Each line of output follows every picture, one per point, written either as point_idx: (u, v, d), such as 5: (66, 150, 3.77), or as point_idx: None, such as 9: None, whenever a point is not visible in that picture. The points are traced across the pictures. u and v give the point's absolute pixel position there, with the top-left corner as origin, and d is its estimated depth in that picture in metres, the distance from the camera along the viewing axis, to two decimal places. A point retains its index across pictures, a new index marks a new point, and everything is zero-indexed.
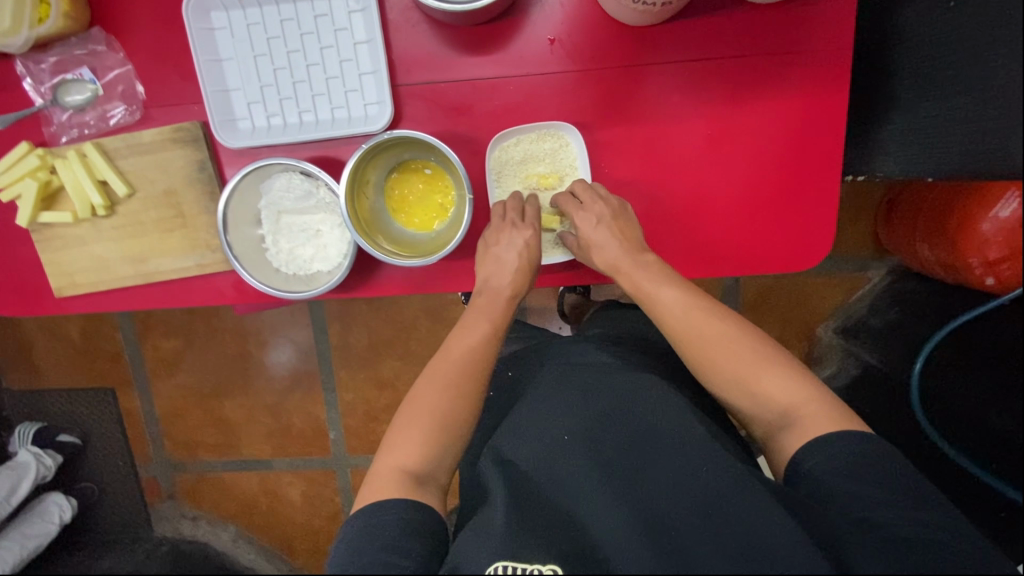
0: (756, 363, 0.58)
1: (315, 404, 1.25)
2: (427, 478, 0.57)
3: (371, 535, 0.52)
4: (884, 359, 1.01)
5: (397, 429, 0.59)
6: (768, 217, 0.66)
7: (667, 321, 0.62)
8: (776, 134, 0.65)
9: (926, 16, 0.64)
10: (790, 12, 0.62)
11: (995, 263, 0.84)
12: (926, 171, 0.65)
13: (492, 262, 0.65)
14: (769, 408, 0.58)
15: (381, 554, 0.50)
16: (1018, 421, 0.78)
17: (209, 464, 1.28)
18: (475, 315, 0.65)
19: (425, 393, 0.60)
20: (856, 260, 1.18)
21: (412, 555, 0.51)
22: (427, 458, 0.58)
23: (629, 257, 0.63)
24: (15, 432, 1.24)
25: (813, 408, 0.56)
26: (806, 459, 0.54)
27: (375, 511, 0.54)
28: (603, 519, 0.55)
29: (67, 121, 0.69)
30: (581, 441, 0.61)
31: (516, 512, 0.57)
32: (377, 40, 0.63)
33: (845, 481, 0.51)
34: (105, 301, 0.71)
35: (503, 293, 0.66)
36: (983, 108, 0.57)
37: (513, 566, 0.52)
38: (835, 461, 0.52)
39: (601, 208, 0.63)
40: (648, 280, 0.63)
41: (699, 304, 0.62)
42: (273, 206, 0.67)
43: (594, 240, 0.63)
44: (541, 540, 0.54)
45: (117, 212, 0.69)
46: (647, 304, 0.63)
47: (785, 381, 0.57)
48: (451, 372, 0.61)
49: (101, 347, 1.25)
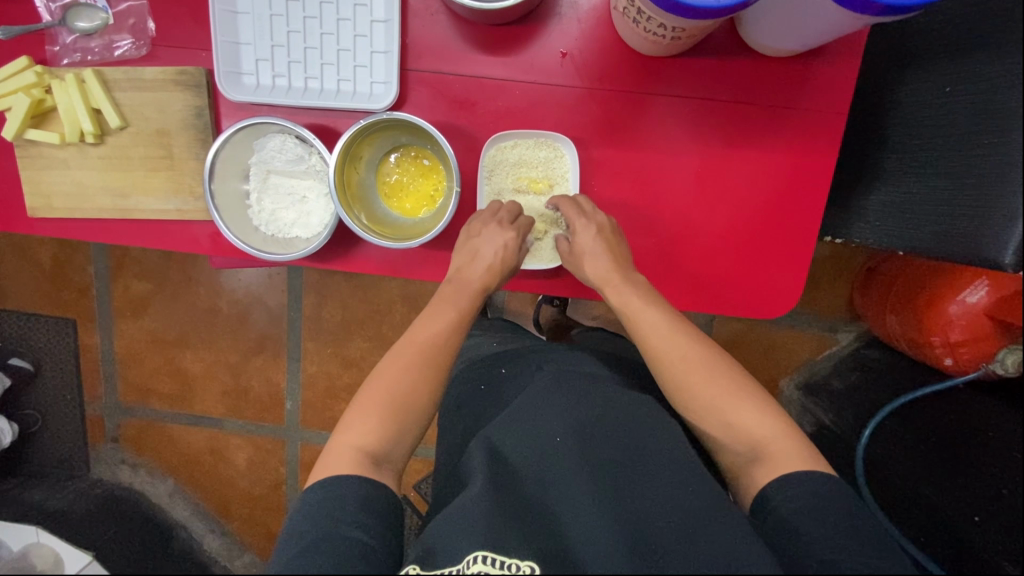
0: (729, 398, 0.59)
1: (276, 370, 1.24)
2: (383, 459, 0.57)
3: (329, 506, 0.52)
4: (837, 422, 1.05)
5: (354, 411, 0.60)
6: (746, 260, 0.68)
7: (646, 338, 0.63)
8: (770, 183, 0.67)
9: (923, 96, 0.66)
10: (799, 69, 0.64)
11: (956, 346, 0.87)
12: (895, 244, 0.68)
13: (469, 251, 0.66)
14: (738, 441, 0.58)
15: (336, 525, 0.50)
16: (958, 501, 0.81)
17: (158, 413, 1.27)
18: (441, 299, 0.66)
19: (395, 365, 0.62)
20: (827, 320, 1.19)
21: (372, 530, 0.51)
22: (385, 441, 0.58)
23: (618, 272, 0.65)
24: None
25: (783, 444, 0.57)
26: (776, 494, 0.54)
27: (329, 487, 0.53)
28: (584, 525, 0.55)
29: (73, 44, 0.69)
30: (569, 444, 0.60)
31: (496, 500, 0.57)
32: (394, 22, 0.64)
33: (815, 524, 0.50)
34: (76, 229, 0.70)
35: (472, 283, 0.66)
36: (962, 196, 0.59)
37: (493, 558, 0.52)
38: (806, 500, 0.52)
39: (601, 219, 0.64)
40: (639, 299, 0.64)
41: (682, 329, 0.63)
42: (263, 164, 0.68)
43: (588, 249, 0.64)
44: (520, 534, 0.55)
45: (106, 142, 0.68)
46: (630, 325, 0.65)
47: (760, 415, 0.58)
48: (414, 355, 0.62)
49: (71, 278, 1.22)
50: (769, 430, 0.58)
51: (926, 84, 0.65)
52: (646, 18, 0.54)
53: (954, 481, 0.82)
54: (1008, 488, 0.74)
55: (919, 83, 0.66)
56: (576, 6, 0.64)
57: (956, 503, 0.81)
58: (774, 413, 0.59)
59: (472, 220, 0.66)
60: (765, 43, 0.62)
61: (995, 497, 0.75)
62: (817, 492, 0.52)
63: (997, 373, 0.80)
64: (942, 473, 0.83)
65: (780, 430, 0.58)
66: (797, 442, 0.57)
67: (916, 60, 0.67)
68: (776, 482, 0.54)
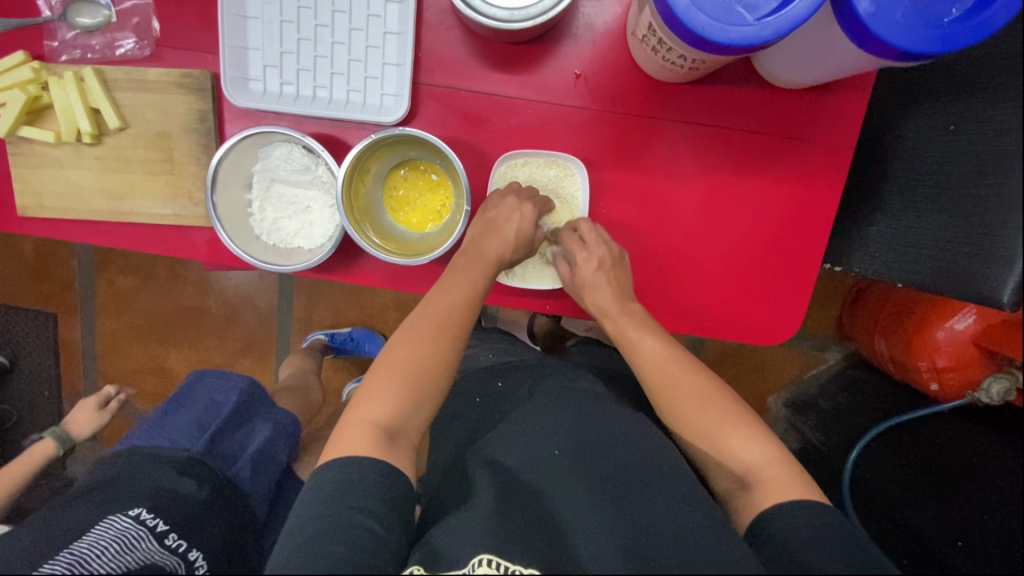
0: (720, 421, 0.58)
1: (264, 371, 1.21)
2: (398, 433, 0.55)
3: (344, 487, 0.49)
4: (825, 441, 1.04)
5: (370, 385, 0.57)
6: (750, 288, 0.69)
7: (645, 370, 0.62)
8: (774, 211, 0.67)
9: (928, 133, 0.67)
10: (811, 100, 0.65)
11: (942, 372, 0.88)
12: (894, 276, 0.69)
13: (484, 225, 0.63)
14: (729, 467, 0.57)
15: (351, 512, 0.47)
16: (938, 522, 0.82)
17: (140, 412, 1.23)
18: (456, 271, 0.63)
19: (401, 346, 0.59)
20: (817, 339, 1.21)
21: (383, 520, 0.48)
22: (400, 415, 0.56)
23: (618, 304, 0.64)
24: (246, 442, 0.75)
25: (778, 470, 0.55)
26: (778, 522, 0.51)
27: (345, 467, 0.50)
28: (582, 537, 0.53)
29: (72, 41, 0.66)
30: (568, 459, 0.60)
31: (501, 513, 0.56)
32: (407, 36, 0.63)
33: (815, 554, 0.47)
34: (67, 230, 0.68)
35: (487, 257, 0.63)
36: (961, 232, 0.60)
37: (497, 563, 0.50)
38: (807, 531, 0.49)
39: (602, 252, 0.63)
40: (634, 328, 0.63)
41: (678, 355, 0.62)
42: (267, 173, 0.66)
43: (589, 283, 0.64)
44: (521, 545, 0.52)
45: (103, 142, 0.66)
46: (628, 350, 0.63)
47: (751, 440, 0.57)
48: (430, 325, 0.60)
49: (53, 271, 1.19)
50: (763, 456, 0.56)
51: (931, 121, 0.67)
52: (666, 48, 0.53)
53: (936, 504, 0.83)
54: (989, 514, 0.77)
55: (924, 120, 0.68)
56: (592, 27, 0.64)
57: (936, 525, 0.82)
58: (764, 438, 0.57)
59: (490, 195, 0.65)
60: (778, 75, 0.62)
61: (978, 521, 0.78)
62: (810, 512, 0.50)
63: (981, 401, 0.82)
64: (929, 496, 0.84)
65: (771, 456, 0.56)
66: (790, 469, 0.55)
67: (923, 98, 0.68)
68: (779, 510, 0.52)
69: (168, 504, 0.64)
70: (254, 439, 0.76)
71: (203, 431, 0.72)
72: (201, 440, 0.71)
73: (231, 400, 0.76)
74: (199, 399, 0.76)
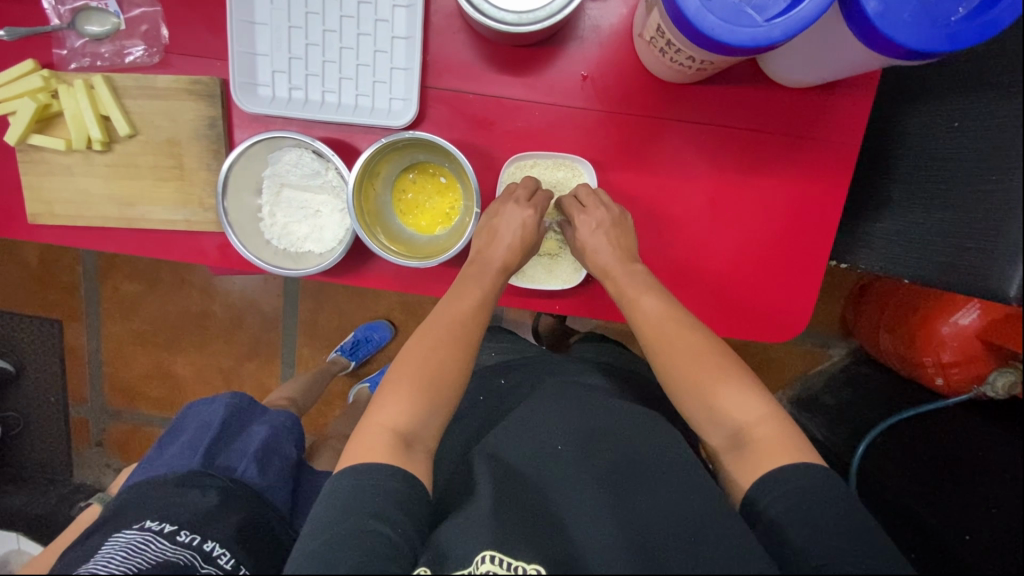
0: (716, 377, 0.58)
1: (270, 375, 1.22)
2: (414, 440, 0.55)
3: (362, 492, 0.49)
4: (829, 437, 1.03)
5: (387, 390, 0.57)
6: (763, 285, 0.69)
7: (643, 328, 0.63)
8: (783, 209, 0.68)
9: (933, 129, 0.67)
10: (817, 99, 0.65)
11: (948, 366, 0.89)
12: (899, 271, 0.70)
13: (488, 234, 0.64)
14: (721, 427, 0.57)
15: (364, 520, 0.47)
16: (948, 518, 0.81)
17: (146, 417, 1.23)
18: (464, 282, 0.64)
19: (413, 353, 0.60)
20: (821, 335, 1.21)
21: (397, 527, 0.48)
22: (416, 422, 0.56)
23: (620, 264, 0.64)
24: (245, 445, 0.75)
25: (768, 429, 0.55)
26: (764, 498, 0.51)
27: (361, 474, 0.51)
28: (594, 535, 0.53)
29: (81, 49, 0.67)
30: (575, 454, 0.60)
31: (504, 508, 0.57)
32: (415, 40, 0.63)
33: (803, 526, 0.48)
34: (78, 237, 0.69)
35: (493, 265, 0.64)
36: (965, 227, 0.61)
37: (500, 558, 0.51)
38: (791, 500, 0.50)
39: (602, 215, 0.64)
40: (633, 289, 0.63)
41: (677, 316, 0.62)
42: (277, 178, 0.67)
43: (589, 244, 0.64)
44: (530, 542, 0.53)
45: (113, 149, 0.66)
46: (629, 311, 0.64)
47: (744, 398, 0.57)
48: (440, 335, 0.60)
49: (58, 277, 1.19)
50: (755, 415, 0.56)
51: (935, 118, 0.67)
52: (674, 50, 0.54)
53: (947, 500, 0.82)
54: (999, 507, 0.77)
55: (929, 117, 0.68)
56: (598, 29, 0.64)
57: (945, 520, 0.82)
58: (761, 395, 0.57)
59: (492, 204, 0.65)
60: (783, 74, 0.63)
61: (984, 514, 0.78)
62: (808, 488, 0.50)
63: (987, 395, 0.84)
64: (937, 491, 0.84)
65: (767, 413, 0.56)
66: (784, 428, 0.55)
67: (927, 95, 0.69)
68: (760, 484, 0.52)
69: (178, 512, 0.65)
70: (253, 441, 0.76)
71: (197, 449, 0.72)
72: (197, 457, 0.71)
73: (218, 413, 0.76)
74: (190, 425, 0.76)
